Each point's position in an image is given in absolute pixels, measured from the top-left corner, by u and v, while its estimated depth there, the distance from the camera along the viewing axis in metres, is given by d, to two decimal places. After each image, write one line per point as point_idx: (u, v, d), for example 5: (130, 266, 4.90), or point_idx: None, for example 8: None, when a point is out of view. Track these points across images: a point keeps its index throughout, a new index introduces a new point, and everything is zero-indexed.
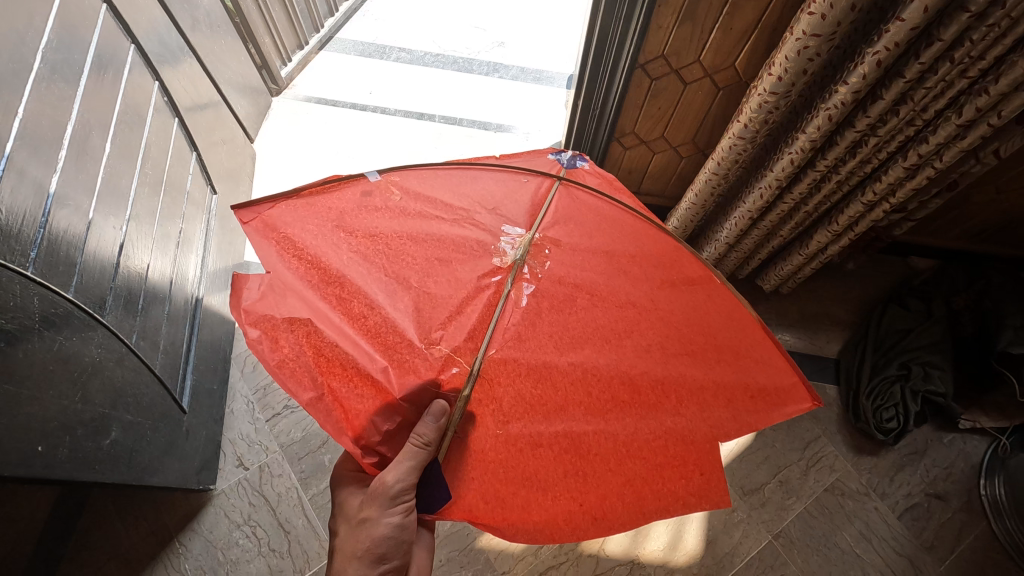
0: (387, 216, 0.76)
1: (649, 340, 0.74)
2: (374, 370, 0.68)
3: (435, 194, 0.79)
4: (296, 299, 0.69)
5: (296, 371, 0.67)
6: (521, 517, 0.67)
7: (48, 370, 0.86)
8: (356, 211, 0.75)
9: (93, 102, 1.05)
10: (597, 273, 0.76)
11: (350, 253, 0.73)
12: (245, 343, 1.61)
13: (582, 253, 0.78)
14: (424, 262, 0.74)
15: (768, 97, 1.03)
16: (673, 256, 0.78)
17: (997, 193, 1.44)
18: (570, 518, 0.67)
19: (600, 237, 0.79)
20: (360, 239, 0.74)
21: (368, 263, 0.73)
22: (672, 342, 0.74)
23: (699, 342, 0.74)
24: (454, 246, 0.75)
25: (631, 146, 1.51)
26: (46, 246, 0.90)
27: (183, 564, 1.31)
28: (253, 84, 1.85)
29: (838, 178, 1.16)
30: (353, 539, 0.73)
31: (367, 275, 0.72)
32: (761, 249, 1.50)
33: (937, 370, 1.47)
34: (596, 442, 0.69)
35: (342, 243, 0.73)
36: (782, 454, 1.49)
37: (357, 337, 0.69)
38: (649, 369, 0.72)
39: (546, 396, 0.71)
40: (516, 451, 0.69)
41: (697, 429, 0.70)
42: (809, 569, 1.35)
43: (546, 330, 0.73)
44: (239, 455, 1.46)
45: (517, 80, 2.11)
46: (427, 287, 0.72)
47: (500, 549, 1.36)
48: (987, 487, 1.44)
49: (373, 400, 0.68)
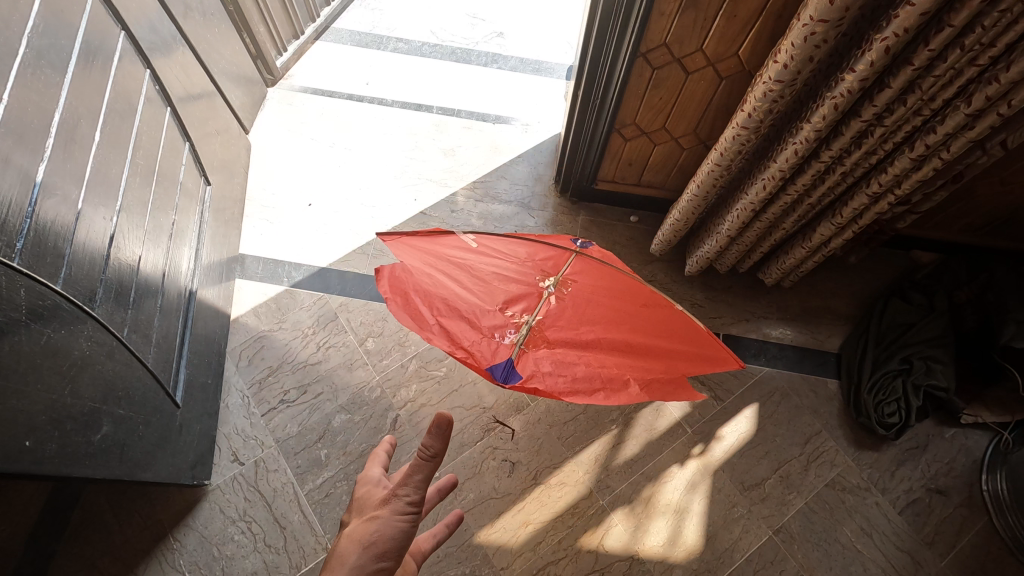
0: (470, 253, 1.02)
1: (632, 323, 1.00)
2: (469, 315, 0.95)
3: (495, 249, 1.04)
4: (417, 280, 0.95)
5: (416, 315, 0.91)
6: (569, 389, 0.88)
7: (35, 364, 0.84)
8: (450, 251, 1.02)
9: (81, 90, 1.02)
10: (599, 300, 1.03)
11: (451, 264, 1.01)
12: (240, 335, 1.56)
13: (589, 292, 1.04)
14: (490, 280, 1.02)
15: (773, 85, 1.01)
16: (646, 292, 1.02)
17: (1002, 186, 1.43)
18: (604, 393, 0.89)
19: (605, 283, 1.05)
20: (451, 265, 1.01)
21: (459, 274, 1.00)
22: (650, 326, 0.99)
23: (665, 327, 1.00)
24: (507, 280, 1.03)
25: (632, 137, 1.49)
26: (32, 237, 0.88)
27: (178, 559, 1.30)
28: (248, 74, 1.82)
29: (842, 169, 1.14)
30: (361, 527, 0.61)
31: (458, 279, 0.99)
32: (763, 242, 1.49)
33: (939, 365, 1.47)
34: (609, 358, 0.95)
35: (444, 262, 1.00)
36: (783, 449, 1.48)
37: (457, 307, 0.94)
38: (635, 333, 0.99)
39: (579, 337, 0.98)
40: (557, 362, 0.93)
41: (671, 367, 0.95)
42: (809, 564, 1.35)
43: (567, 326, 1.00)
44: (234, 450, 1.43)
45: (516, 71, 2.09)
46: (494, 289, 1.01)
47: (498, 544, 1.34)
48: (989, 482, 1.43)
49: (468, 333, 0.92)
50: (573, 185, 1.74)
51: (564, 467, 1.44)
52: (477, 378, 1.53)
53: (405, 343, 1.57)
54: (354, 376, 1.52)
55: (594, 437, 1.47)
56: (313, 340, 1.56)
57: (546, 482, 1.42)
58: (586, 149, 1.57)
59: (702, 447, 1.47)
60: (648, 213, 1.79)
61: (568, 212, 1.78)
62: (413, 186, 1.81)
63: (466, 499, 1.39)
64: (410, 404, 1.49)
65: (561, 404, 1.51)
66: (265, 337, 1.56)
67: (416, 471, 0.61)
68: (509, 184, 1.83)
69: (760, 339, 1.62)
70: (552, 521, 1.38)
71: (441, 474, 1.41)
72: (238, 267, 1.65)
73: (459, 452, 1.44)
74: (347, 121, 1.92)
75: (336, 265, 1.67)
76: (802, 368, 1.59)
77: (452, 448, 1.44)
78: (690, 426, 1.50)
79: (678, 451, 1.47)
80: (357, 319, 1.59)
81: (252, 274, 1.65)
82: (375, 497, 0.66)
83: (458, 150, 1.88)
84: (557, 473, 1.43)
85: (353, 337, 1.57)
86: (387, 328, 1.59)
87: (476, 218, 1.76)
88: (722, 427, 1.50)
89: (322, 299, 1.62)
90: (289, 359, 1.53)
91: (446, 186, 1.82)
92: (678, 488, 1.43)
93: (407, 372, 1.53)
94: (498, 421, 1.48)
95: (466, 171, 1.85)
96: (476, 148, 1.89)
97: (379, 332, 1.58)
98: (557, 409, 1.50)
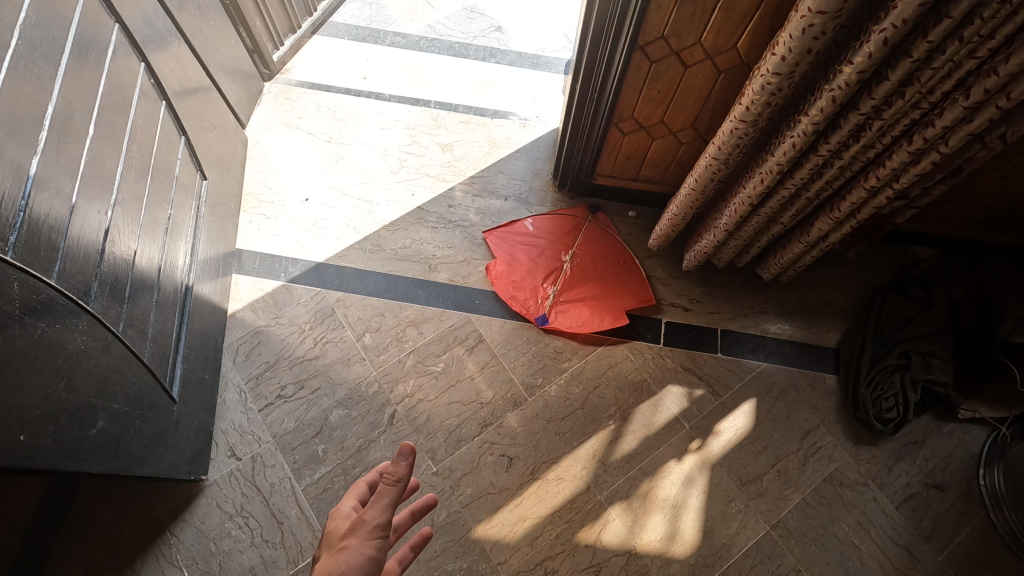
0: (526, 233, 1.71)
1: (607, 278, 1.65)
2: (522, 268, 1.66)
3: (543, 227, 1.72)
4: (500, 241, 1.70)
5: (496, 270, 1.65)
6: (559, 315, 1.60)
7: (29, 358, 0.84)
8: (517, 230, 1.72)
9: (75, 83, 1.01)
10: (596, 260, 1.68)
11: (518, 235, 1.71)
12: (237, 331, 1.55)
13: (592, 262, 1.67)
14: (535, 250, 1.69)
15: (771, 78, 1.00)
16: (621, 257, 1.69)
17: (1001, 179, 1.42)
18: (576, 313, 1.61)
19: (602, 253, 1.69)
20: (518, 238, 1.71)
21: (520, 245, 1.69)
22: (616, 279, 1.65)
23: (621, 279, 1.66)
24: (546, 251, 1.68)
25: (630, 131, 1.48)
26: (27, 229, 0.87)
27: (175, 554, 1.30)
28: (245, 69, 1.81)
29: (840, 163, 1.14)
30: (328, 563, 0.65)
31: (518, 249, 1.68)
32: (761, 237, 1.48)
33: (938, 360, 1.46)
34: (587, 294, 1.63)
35: (516, 234, 1.71)
36: (780, 444, 1.48)
37: (517, 265, 1.66)
38: (608, 280, 1.65)
39: (581, 284, 1.64)
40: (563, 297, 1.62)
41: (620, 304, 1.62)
42: (807, 558, 1.36)
43: (577, 279, 1.65)
44: (232, 445, 1.43)
45: (514, 65, 2.08)
46: (536, 256, 1.67)
47: (496, 540, 1.34)
48: (986, 476, 1.43)
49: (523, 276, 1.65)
50: (571, 180, 1.73)
51: (562, 462, 1.43)
52: (475, 374, 1.53)
53: (402, 338, 1.56)
54: (351, 372, 1.51)
55: (591, 432, 1.47)
56: (310, 335, 1.56)
57: (544, 477, 1.42)
58: (584, 143, 1.56)
59: (700, 442, 1.47)
60: (646, 208, 1.78)
61: (566, 207, 1.78)
62: (410, 181, 1.81)
63: (463, 494, 1.39)
64: (408, 400, 1.49)
65: (559, 400, 1.51)
66: (262, 333, 1.55)
67: (383, 497, 0.70)
68: (507, 179, 1.82)
69: (758, 334, 1.62)
70: (550, 516, 1.38)
71: (439, 469, 1.41)
72: (235, 262, 1.65)
73: (457, 447, 1.44)
74: (344, 116, 1.91)
75: (333, 260, 1.66)
76: (799, 363, 1.59)
77: (449, 443, 1.44)
78: (688, 421, 1.49)
79: (675, 446, 1.46)
80: (354, 315, 1.59)
81: (249, 270, 1.64)
82: (341, 529, 0.70)
83: (455, 145, 1.88)
84: (554, 468, 1.43)
85: (350, 332, 1.57)
86: (384, 324, 1.58)
87: (474, 213, 1.76)
88: (719, 422, 1.50)
89: (320, 295, 1.61)
90: (286, 355, 1.53)
91: (443, 180, 1.81)
92: (676, 483, 1.42)
93: (405, 367, 1.53)
94: (495, 416, 1.48)
95: (463, 166, 1.84)
96: (474, 143, 1.89)
97: (377, 328, 1.58)
98: (554, 405, 1.50)
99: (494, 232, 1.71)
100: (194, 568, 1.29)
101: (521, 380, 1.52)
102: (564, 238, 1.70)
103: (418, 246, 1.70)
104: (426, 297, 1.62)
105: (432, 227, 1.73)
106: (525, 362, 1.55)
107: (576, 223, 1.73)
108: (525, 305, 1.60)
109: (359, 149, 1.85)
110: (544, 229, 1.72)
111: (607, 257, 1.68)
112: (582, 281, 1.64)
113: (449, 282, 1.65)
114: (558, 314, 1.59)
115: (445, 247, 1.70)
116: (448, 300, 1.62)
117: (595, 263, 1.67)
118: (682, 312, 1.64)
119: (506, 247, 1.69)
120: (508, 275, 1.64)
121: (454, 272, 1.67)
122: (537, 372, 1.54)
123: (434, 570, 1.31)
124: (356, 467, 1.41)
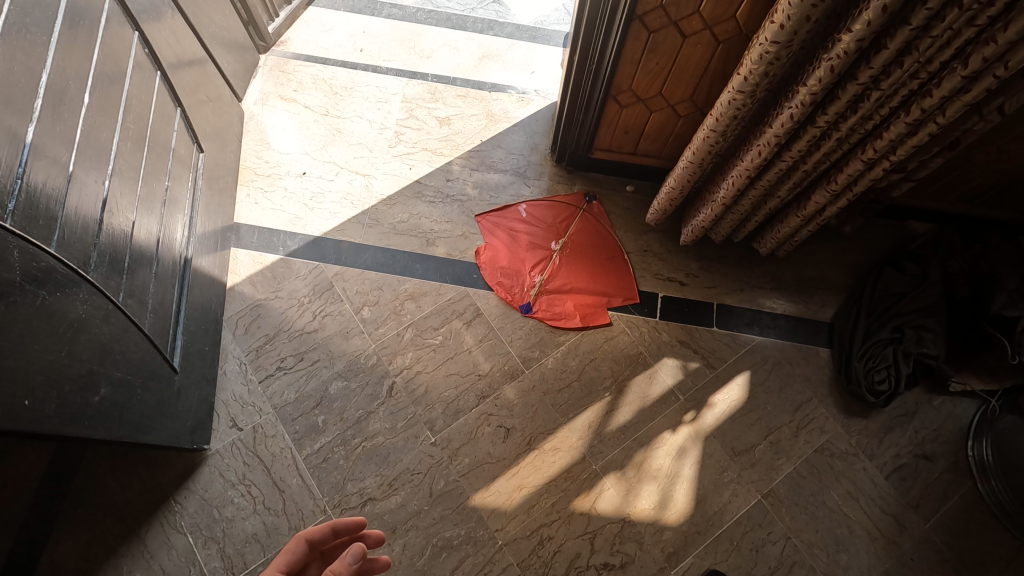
0: (515, 221, 1.71)
1: (594, 270, 1.65)
2: (511, 257, 1.66)
3: (534, 216, 1.72)
4: (491, 226, 1.70)
5: (485, 257, 1.65)
6: (543, 306, 1.60)
7: (31, 325, 0.85)
8: (508, 217, 1.71)
9: (68, 52, 1.00)
10: (585, 250, 1.68)
11: (509, 223, 1.70)
12: (236, 304, 1.56)
13: (580, 254, 1.67)
14: (524, 239, 1.68)
15: (770, 47, 1.00)
16: (610, 250, 1.68)
17: (999, 153, 1.42)
18: (560, 305, 1.60)
19: (591, 245, 1.68)
20: (508, 226, 1.70)
21: (509, 233, 1.69)
22: (602, 272, 1.65)
23: (607, 271, 1.65)
24: (534, 242, 1.68)
25: (627, 104, 1.48)
26: (25, 198, 0.88)
27: (179, 521, 1.33)
28: (240, 40, 1.79)
29: (838, 135, 1.13)
30: None
31: (507, 238, 1.68)
32: (758, 211, 1.48)
33: (930, 334, 1.48)
34: (572, 286, 1.63)
35: (507, 221, 1.71)
36: (774, 416, 1.50)
37: (506, 253, 1.66)
38: (594, 272, 1.65)
39: (569, 276, 1.64)
40: (548, 288, 1.62)
41: (605, 297, 1.62)
42: (797, 526, 1.39)
43: (563, 271, 1.65)
44: (232, 416, 1.45)
45: (512, 38, 2.05)
46: (525, 247, 1.67)
47: (492, 508, 1.37)
48: (974, 448, 1.45)
49: (510, 264, 1.65)
50: (569, 154, 1.73)
51: (558, 433, 1.46)
52: (473, 347, 1.54)
53: (401, 311, 1.58)
54: (350, 345, 1.53)
55: (587, 404, 1.49)
56: (308, 308, 1.57)
57: (541, 448, 1.44)
58: (582, 116, 1.56)
59: (694, 414, 1.49)
60: (643, 183, 1.78)
61: (564, 182, 1.78)
62: (407, 155, 1.80)
63: (462, 463, 1.42)
64: (406, 371, 1.51)
65: (555, 372, 1.53)
66: (261, 306, 1.56)
67: None
68: (505, 153, 1.82)
69: (753, 309, 1.63)
70: (546, 484, 1.40)
71: (438, 440, 1.44)
72: (233, 237, 1.65)
73: (455, 418, 1.46)
74: (340, 89, 1.89)
75: (331, 234, 1.67)
76: (794, 337, 1.60)
77: (447, 415, 1.46)
78: (683, 393, 1.52)
79: (670, 418, 1.49)
80: (353, 288, 1.60)
81: (247, 243, 1.64)
82: None
83: (452, 119, 1.86)
84: (550, 439, 1.45)
85: (349, 306, 1.58)
86: (383, 297, 1.59)
87: (471, 187, 1.76)
88: (714, 395, 1.52)
89: (318, 269, 1.62)
90: (286, 328, 1.54)
91: (440, 155, 1.80)
92: (669, 454, 1.45)
93: (403, 340, 1.54)
94: (492, 388, 1.50)
95: (461, 140, 1.83)
96: (471, 117, 1.87)
97: (375, 301, 1.59)
98: (551, 377, 1.52)
99: (486, 217, 1.71)
100: (198, 534, 1.32)
101: (518, 353, 1.54)
102: (554, 229, 1.70)
103: (416, 220, 1.70)
104: (424, 271, 1.63)
105: (430, 201, 1.73)
106: (522, 336, 1.56)
107: (570, 211, 1.72)
108: (511, 292, 1.61)
109: (356, 123, 1.84)
110: (537, 216, 1.72)
111: (595, 249, 1.68)
112: (569, 272, 1.65)
113: (447, 256, 1.66)
114: (541, 304, 1.60)
115: (443, 221, 1.70)
116: (446, 274, 1.63)
117: (583, 254, 1.67)
118: (678, 287, 1.65)
119: (497, 232, 1.69)
120: (497, 260, 1.65)
121: (451, 246, 1.67)
122: (534, 345, 1.55)
123: (433, 537, 1.34)
124: (356, 437, 1.43)
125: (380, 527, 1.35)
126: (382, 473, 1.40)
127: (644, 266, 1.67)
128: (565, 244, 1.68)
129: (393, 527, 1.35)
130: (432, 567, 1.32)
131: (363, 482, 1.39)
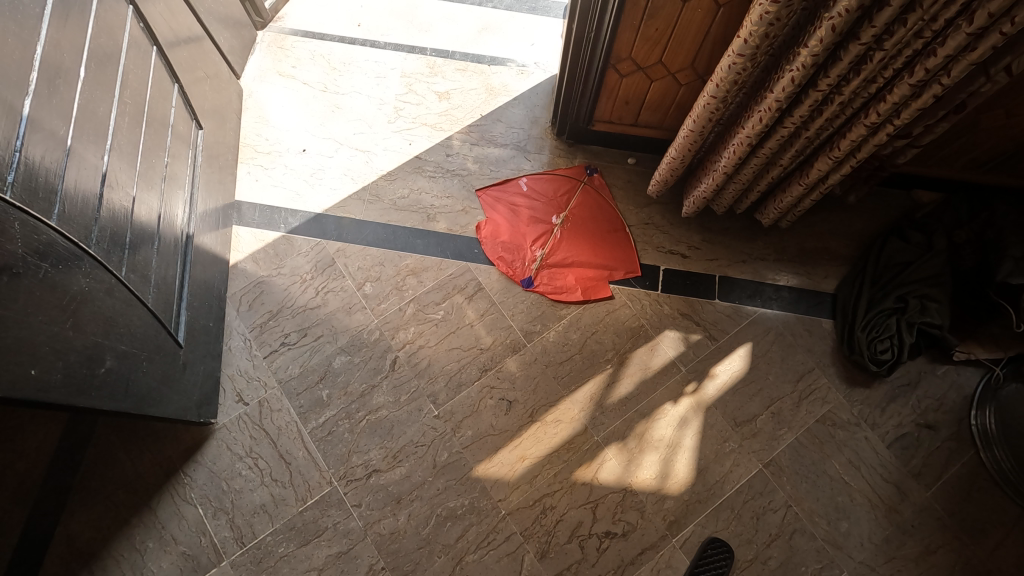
0: (517, 195, 1.70)
1: (595, 244, 1.64)
2: (512, 232, 1.65)
3: (536, 190, 1.71)
4: (492, 202, 1.69)
5: (486, 232, 1.64)
6: (545, 280, 1.60)
7: (35, 296, 0.86)
8: (508, 192, 1.70)
9: (61, 25, 1.00)
10: (587, 224, 1.67)
11: (510, 198, 1.70)
12: (239, 281, 1.57)
13: (581, 227, 1.66)
14: (526, 215, 1.67)
15: (769, 7, 0.98)
16: (612, 224, 1.67)
17: (1007, 118, 1.40)
18: (563, 279, 1.60)
19: (593, 218, 1.67)
20: (509, 202, 1.69)
21: (511, 208, 1.68)
22: (604, 245, 1.64)
23: (609, 245, 1.64)
24: (534, 217, 1.67)
25: (627, 73, 1.46)
26: (24, 170, 0.89)
27: (189, 492, 1.36)
28: (237, 16, 1.77)
29: (840, 99, 1.12)
30: None
31: (509, 213, 1.67)
32: (760, 180, 1.47)
33: (934, 303, 1.47)
34: (574, 260, 1.62)
35: (508, 196, 1.70)
36: (775, 386, 1.50)
37: (507, 228, 1.65)
38: (595, 245, 1.64)
39: (572, 249, 1.63)
40: (549, 263, 1.61)
41: (607, 270, 1.61)
42: (798, 494, 1.40)
43: (565, 246, 1.64)
44: (239, 391, 1.47)
45: (512, 10, 2.02)
46: (526, 223, 1.66)
47: (495, 478, 1.39)
48: (977, 417, 1.45)
49: (511, 240, 1.64)
50: (569, 127, 1.71)
51: (559, 406, 1.47)
52: (474, 321, 1.55)
53: (403, 287, 1.58)
54: (353, 320, 1.54)
55: (588, 376, 1.50)
56: (311, 284, 1.58)
57: (543, 420, 1.45)
58: (582, 86, 1.54)
59: (696, 385, 1.50)
60: (645, 155, 1.76)
61: (564, 156, 1.76)
62: (407, 130, 1.79)
63: (464, 435, 1.43)
64: (408, 346, 1.52)
65: (557, 345, 1.53)
66: (265, 283, 1.57)
67: None
68: (505, 127, 1.80)
69: (756, 281, 1.62)
70: (549, 455, 1.42)
71: (441, 412, 1.45)
72: (235, 214, 1.65)
73: (457, 391, 1.47)
74: (338, 64, 1.88)
75: (331, 211, 1.67)
76: (797, 308, 1.59)
77: (450, 388, 1.48)
78: (684, 365, 1.52)
79: (671, 389, 1.49)
80: (355, 264, 1.60)
81: (249, 220, 1.65)
82: None
83: (452, 93, 1.85)
84: (552, 411, 1.46)
85: (351, 282, 1.58)
86: (384, 273, 1.60)
87: (472, 161, 1.75)
88: (715, 366, 1.52)
89: (320, 245, 1.62)
90: (289, 304, 1.55)
91: (440, 130, 1.79)
92: (670, 425, 1.46)
93: (405, 315, 1.55)
94: (495, 361, 1.51)
95: (461, 115, 1.82)
96: (471, 91, 1.85)
97: (377, 277, 1.59)
98: (553, 350, 1.52)
99: (487, 190, 1.71)
100: (208, 505, 1.35)
101: (520, 326, 1.55)
102: (556, 202, 1.69)
103: (416, 195, 1.70)
104: (425, 247, 1.63)
105: (430, 176, 1.72)
106: (524, 310, 1.57)
107: (571, 185, 1.71)
108: (513, 267, 1.61)
109: (355, 99, 1.83)
110: (538, 190, 1.71)
111: (596, 222, 1.67)
112: (571, 246, 1.64)
113: (448, 231, 1.66)
114: (542, 278, 1.60)
115: (443, 196, 1.70)
116: (447, 250, 1.63)
117: (585, 228, 1.66)
118: (680, 260, 1.64)
119: (498, 207, 1.68)
120: (498, 235, 1.64)
121: (452, 221, 1.67)
122: (536, 319, 1.56)
123: (437, 507, 1.36)
124: (360, 410, 1.45)
125: (385, 498, 1.37)
126: (386, 445, 1.42)
127: (645, 239, 1.66)
128: (567, 218, 1.67)
129: (398, 497, 1.37)
130: (437, 535, 1.34)
131: (368, 454, 1.41)
